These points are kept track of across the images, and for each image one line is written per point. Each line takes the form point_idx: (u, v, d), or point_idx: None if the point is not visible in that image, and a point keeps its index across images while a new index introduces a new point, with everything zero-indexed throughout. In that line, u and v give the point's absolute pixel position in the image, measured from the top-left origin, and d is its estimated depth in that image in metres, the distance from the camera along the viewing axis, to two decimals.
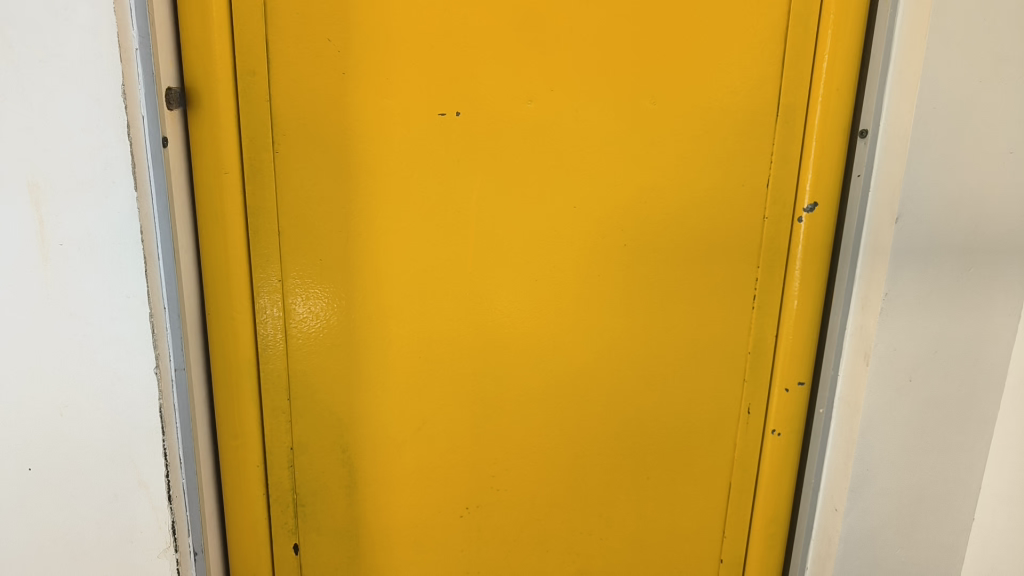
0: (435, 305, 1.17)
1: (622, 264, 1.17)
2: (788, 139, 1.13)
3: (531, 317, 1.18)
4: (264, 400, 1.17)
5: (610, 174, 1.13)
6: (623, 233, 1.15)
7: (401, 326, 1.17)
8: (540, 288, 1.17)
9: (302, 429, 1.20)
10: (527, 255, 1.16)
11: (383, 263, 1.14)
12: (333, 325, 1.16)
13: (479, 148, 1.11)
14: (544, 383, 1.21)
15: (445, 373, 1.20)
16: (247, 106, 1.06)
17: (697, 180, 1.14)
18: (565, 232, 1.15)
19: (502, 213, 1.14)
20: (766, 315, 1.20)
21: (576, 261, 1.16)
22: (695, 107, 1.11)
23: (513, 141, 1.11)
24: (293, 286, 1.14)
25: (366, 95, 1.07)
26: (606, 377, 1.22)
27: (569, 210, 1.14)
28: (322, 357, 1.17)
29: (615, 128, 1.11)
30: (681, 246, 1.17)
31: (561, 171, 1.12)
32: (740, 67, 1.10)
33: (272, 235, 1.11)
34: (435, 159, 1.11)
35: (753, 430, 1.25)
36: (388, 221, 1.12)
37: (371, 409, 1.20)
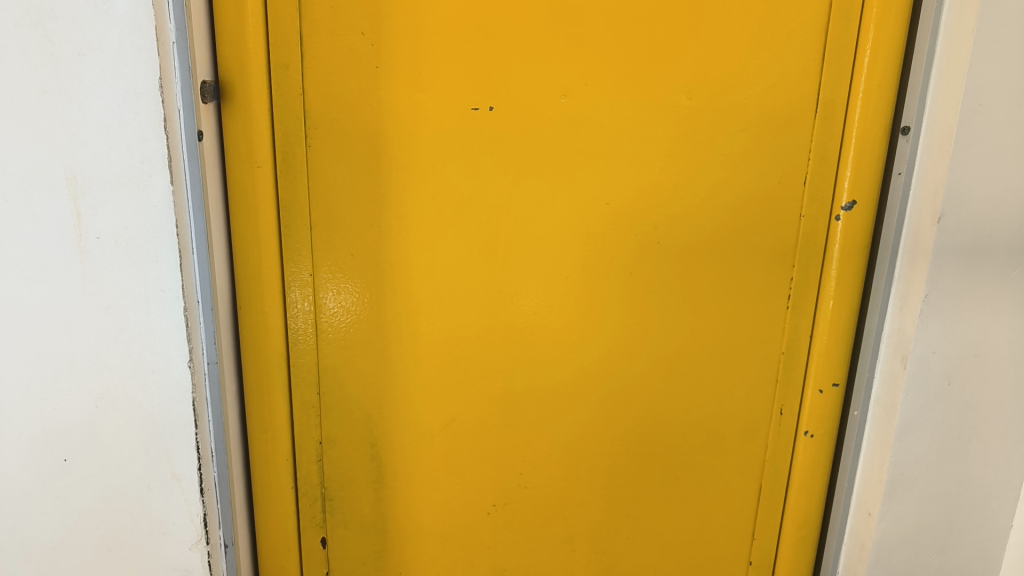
0: (465, 302, 1.16)
1: (654, 262, 1.15)
2: (826, 136, 1.10)
3: (561, 314, 1.18)
4: (293, 394, 1.18)
5: (643, 169, 1.11)
6: (656, 231, 1.14)
7: (431, 322, 1.17)
8: (570, 285, 1.16)
9: (331, 424, 1.20)
10: (558, 251, 1.15)
11: (414, 258, 1.14)
12: (364, 320, 1.16)
13: (511, 143, 1.10)
14: (573, 381, 1.21)
15: (474, 370, 1.19)
16: (281, 99, 1.06)
17: (732, 177, 1.12)
18: (597, 229, 1.14)
19: (534, 210, 1.13)
20: (801, 315, 1.18)
21: (607, 258, 1.15)
22: (732, 102, 1.09)
23: (547, 136, 1.10)
24: (324, 281, 1.14)
25: (398, 89, 1.07)
26: (637, 376, 1.21)
27: (601, 206, 1.13)
28: (352, 352, 1.17)
29: (649, 124, 1.09)
30: (714, 244, 1.15)
31: (594, 167, 1.11)
32: (778, 62, 1.08)
33: (304, 230, 1.11)
34: (467, 153, 1.10)
35: (785, 432, 1.23)
36: (419, 215, 1.12)
37: (401, 405, 1.20)
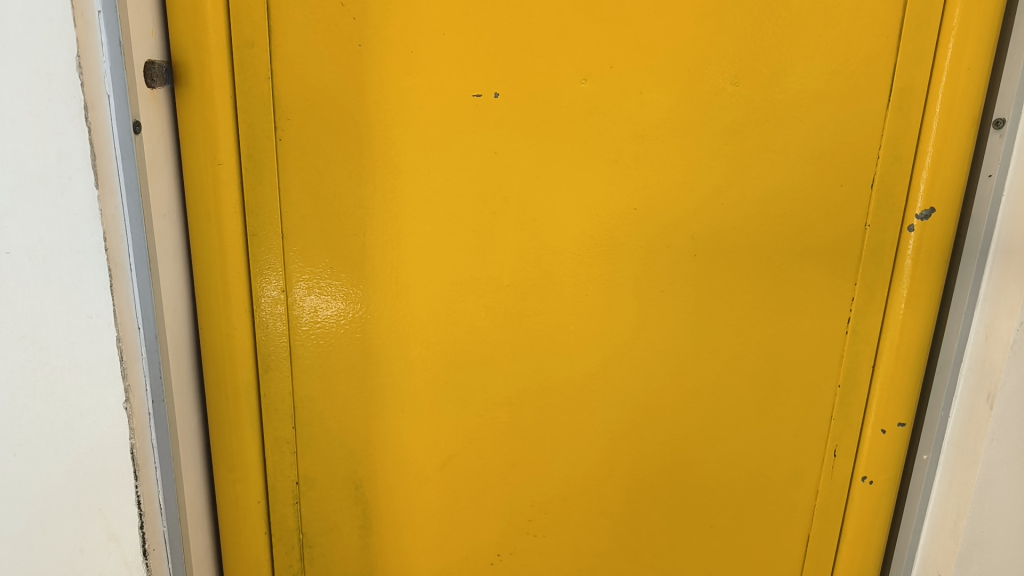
0: (465, 324, 0.99)
1: (689, 278, 0.98)
2: (901, 129, 0.91)
3: (578, 338, 1.00)
4: (265, 428, 1.01)
5: (678, 169, 0.93)
6: (693, 241, 0.96)
7: (425, 347, 1.00)
8: (590, 305, 0.98)
9: (310, 462, 1.04)
10: (576, 264, 0.97)
11: (404, 271, 0.97)
12: (346, 343, 0.99)
13: (520, 137, 0.92)
14: (592, 416, 1.03)
15: (477, 402, 1.02)
16: (245, 83, 0.88)
17: (785, 178, 0.94)
18: (623, 239, 0.95)
19: (547, 216, 0.95)
20: (862, 342, 1.00)
21: (634, 273, 0.97)
22: (787, 88, 0.90)
23: (563, 128, 0.92)
24: (299, 297, 0.97)
25: (385, 71, 0.89)
26: (666, 411, 1.03)
27: (628, 211, 0.94)
28: (334, 380, 1.01)
29: (686, 114, 0.91)
30: (761, 257, 0.97)
31: (619, 166, 0.93)
32: (844, 40, 0.89)
33: (275, 239, 0.94)
34: (468, 150, 0.92)
35: (839, 477, 1.05)
36: (409, 222, 0.95)
37: (390, 441, 1.03)
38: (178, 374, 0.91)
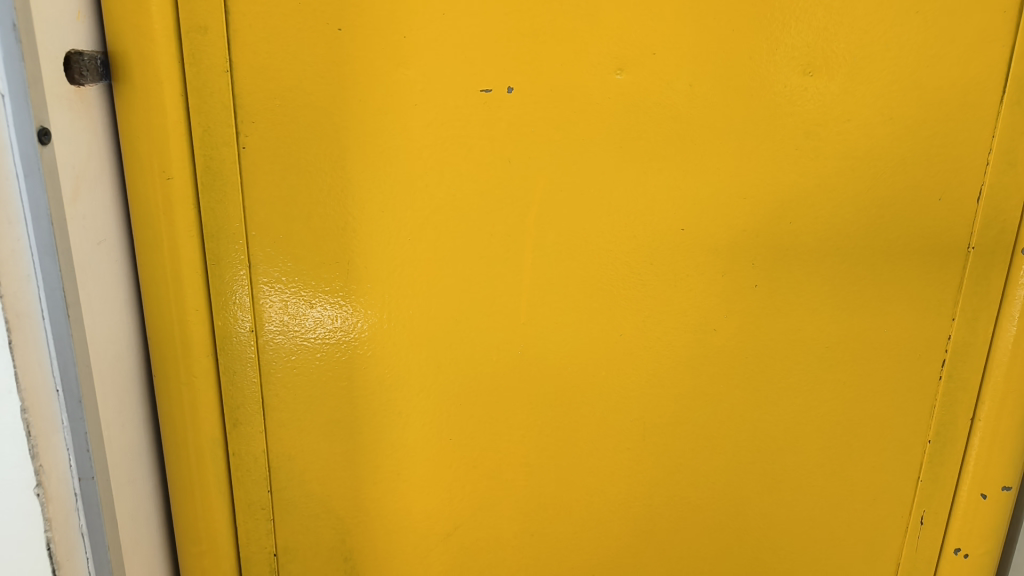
0: (474, 370, 0.81)
1: (747, 314, 0.80)
2: (1017, 129, 0.73)
3: (611, 387, 0.82)
4: (235, 493, 0.84)
5: (735, 181, 0.75)
6: (753, 269, 0.78)
7: (424, 397, 0.82)
8: (625, 347, 0.80)
9: (292, 530, 0.87)
10: (609, 298, 0.79)
11: (398, 309, 0.79)
12: (330, 394, 0.82)
13: (540, 142, 0.74)
14: (627, 477, 0.85)
15: (489, 462, 0.85)
16: (198, 79, 0.71)
17: (870, 191, 0.75)
18: (666, 266, 0.78)
19: (574, 241, 0.77)
20: (961, 390, 0.81)
21: (680, 309, 0.79)
22: (874, 79, 0.72)
23: (593, 131, 0.73)
24: (272, 340, 0.80)
25: (371, 61, 0.71)
26: (717, 471, 0.85)
27: (673, 233, 0.77)
28: (317, 437, 0.84)
29: (747, 112, 0.73)
30: (836, 288, 0.79)
31: (662, 177, 0.75)
32: (952, 15, 0.70)
33: (241, 269, 0.77)
34: (475, 159, 0.74)
35: (925, 547, 0.87)
36: (403, 248, 0.77)
37: (385, 508, 0.86)
38: (126, 432, 0.76)
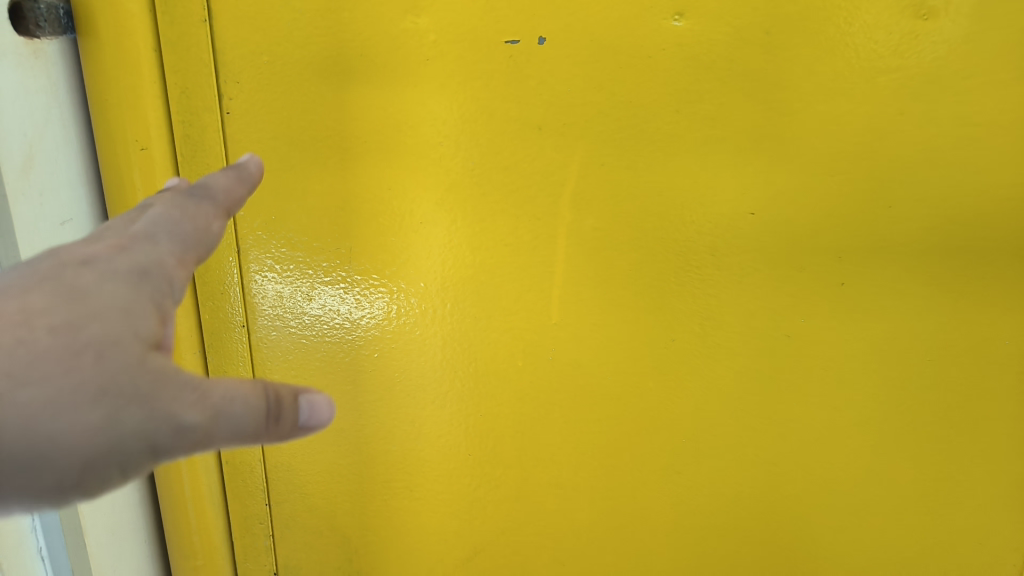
0: (496, 377, 0.69)
1: (829, 317, 0.65)
2: None
3: (660, 401, 0.69)
4: (230, 505, 0.75)
5: (821, 154, 0.60)
6: (839, 264, 0.63)
7: (439, 406, 0.70)
8: (678, 355, 0.67)
9: (293, 548, 0.77)
10: (661, 296, 0.65)
11: (406, 304, 0.67)
12: (330, 398, 0.71)
13: (577, 105, 0.60)
14: (676, 505, 0.72)
15: (514, 483, 0.72)
16: (173, 31, 0.60)
17: (997, 167, 0.59)
18: (731, 258, 0.64)
19: (616, 227, 0.63)
20: None
21: (746, 310, 0.65)
22: (1009, 22, 0.56)
23: (644, 91, 0.59)
24: (264, 335, 0.70)
25: (372, 7, 0.59)
26: (785, 504, 0.71)
27: (740, 218, 0.62)
28: (318, 445, 0.73)
29: (839, 66, 0.58)
30: (943, 288, 0.64)
31: (729, 149, 0.61)
32: None
33: (229, 253, 0.67)
34: (498, 126, 0.61)
35: None
36: (412, 234, 0.65)
37: (395, 529, 0.75)
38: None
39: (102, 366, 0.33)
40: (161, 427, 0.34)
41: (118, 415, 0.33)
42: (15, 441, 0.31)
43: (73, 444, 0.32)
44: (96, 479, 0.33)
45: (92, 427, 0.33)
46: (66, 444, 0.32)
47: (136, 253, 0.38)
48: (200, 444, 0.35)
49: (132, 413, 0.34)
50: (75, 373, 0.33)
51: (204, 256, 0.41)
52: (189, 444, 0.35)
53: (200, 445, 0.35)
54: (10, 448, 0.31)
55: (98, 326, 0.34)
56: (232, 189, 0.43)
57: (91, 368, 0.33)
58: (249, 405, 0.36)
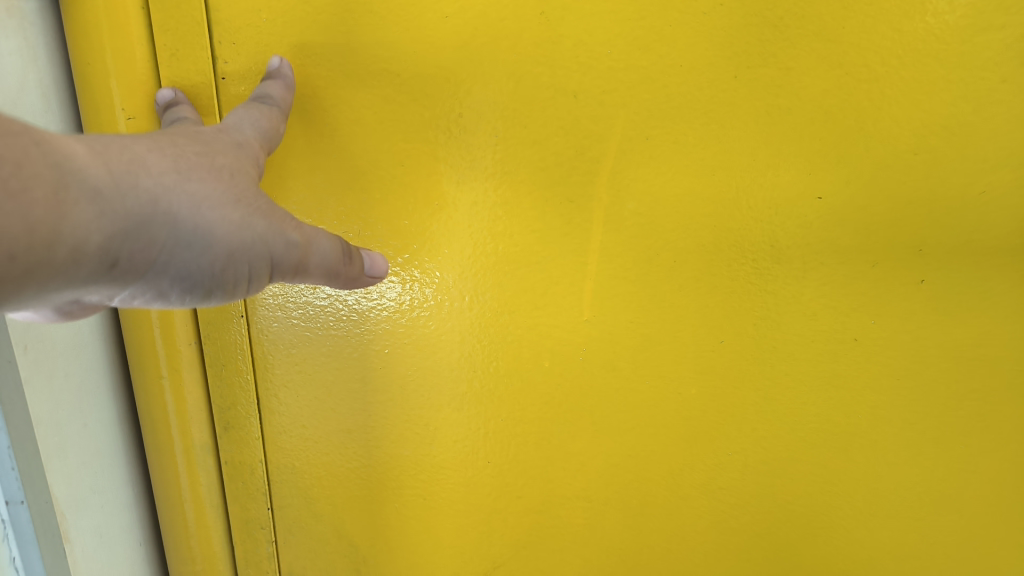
0: (521, 378, 0.62)
1: (905, 320, 0.56)
2: None
3: (705, 410, 0.61)
4: (230, 508, 0.68)
5: (904, 129, 0.52)
6: (919, 258, 0.55)
7: (456, 408, 0.63)
8: (727, 358, 0.59)
9: (297, 556, 0.70)
10: (710, 291, 0.57)
11: (422, 294, 0.60)
12: (338, 396, 0.64)
13: (619, 70, 0.52)
14: (720, 526, 0.64)
15: (538, 495, 0.65)
16: None
17: None
18: (793, 249, 0.55)
19: (660, 212, 0.55)
20: None
21: (809, 309, 0.57)
22: None
23: (698, 55, 0.52)
24: (266, 326, 0.62)
25: None
26: (845, 529, 0.63)
27: (805, 203, 0.54)
28: (324, 447, 0.66)
29: (930, 26, 0.50)
30: None
31: (795, 124, 0.52)
32: None
33: None
34: (527, 94, 0.53)
35: None
36: (429, 216, 0.57)
37: (407, 538, 0.69)
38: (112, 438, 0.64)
39: (236, 184, 0.43)
40: (278, 239, 0.44)
41: (252, 219, 0.42)
42: (183, 224, 0.38)
43: (220, 236, 0.40)
44: (227, 272, 0.41)
45: (235, 223, 0.41)
46: (219, 233, 0.40)
47: (232, 133, 0.47)
48: (302, 270, 0.46)
49: (259, 220, 0.43)
50: (222, 183, 0.42)
51: (272, 145, 0.51)
52: (296, 264, 0.45)
53: (301, 269, 0.46)
54: (182, 226, 0.38)
55: (228, 159, 0.44)
56: (288, 90, 0.52)
57: (230, 182, 0.42)
58: (332, 243, 0.49)
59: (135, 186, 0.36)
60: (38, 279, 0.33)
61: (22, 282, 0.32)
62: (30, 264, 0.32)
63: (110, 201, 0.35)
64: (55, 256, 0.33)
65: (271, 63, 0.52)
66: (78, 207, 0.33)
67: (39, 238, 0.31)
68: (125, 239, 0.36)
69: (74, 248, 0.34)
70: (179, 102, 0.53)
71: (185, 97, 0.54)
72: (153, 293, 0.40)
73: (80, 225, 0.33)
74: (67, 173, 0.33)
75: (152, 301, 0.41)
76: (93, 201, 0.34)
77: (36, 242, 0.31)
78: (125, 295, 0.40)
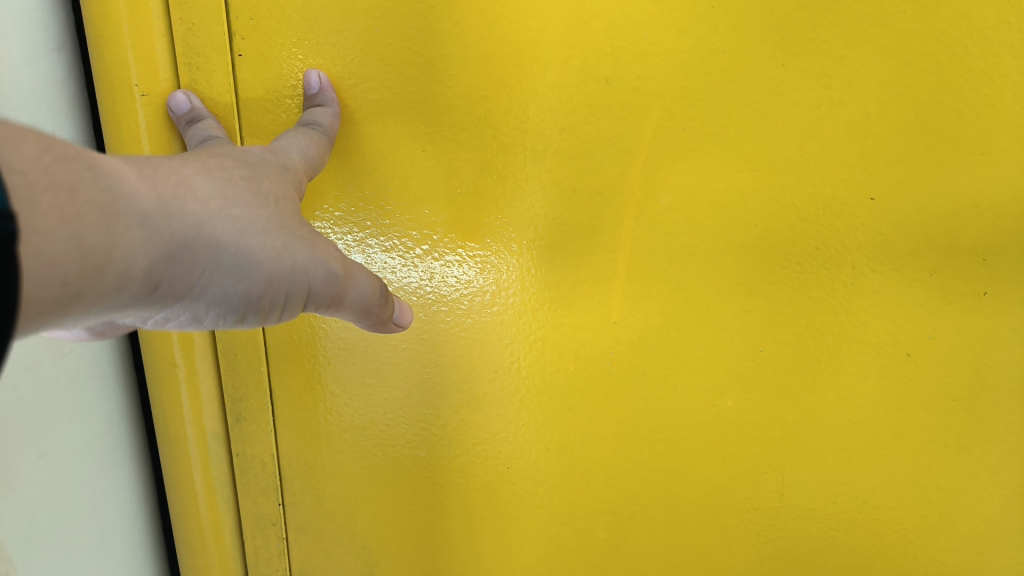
0: (544, 381, 0.58)
1: (963, 331, 0.52)
2: None
3: (740, 424, 0.57)
4: (240, 503, 0.65)
5: (968, 124, 0.48)
6: (979, 264, 0.50)
7: (476, 409, 0.60)
8: (765, 369, 0.55)
9: (308, 557, 0.67)
10: (749, 296, 0.53)
11: (443, 287, 0.56)
12: (355, 389, 0.61)
13: (655, 54, 0.49)
14: (753, 550, 0.60)
15: (559, 506, 0.61)
16: None
17: None
18: (842, 252, 0.51)
19: (697, 209, 0.51)
20: None
21: (857, 318, 0.52)
22: None
23: (742, 40, 0.48)
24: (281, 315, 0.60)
25: None
26: (890, 558, 0.58)
27: (857, 203, 0.50)
28: (337, 444, 0.63)
29: (1001, 13, 0.46)
30: None
31: (847, 116, 0.49)
32: None
33: None
34: (556, 78, 0.50)
35: None
36: (450, 206, 0.53)
37: (423, 544, 0.65)
38: (60, 452, 0.55)
39: (279, 211, 0.40)
40: (319, 266, 0.40)
41: (294, 246, 0.39)
42: (225, 249, 0.35)
43: (261, 261, 0.37)
44: (264, 301, 0.38)
45: (277, 250, 0.38)
46: (261, 259, 0.37)
47: (278, 155, 0.45)
48: (338, 303, 0.42)
49: (302, 247, 0.39)
50: (265, 209, 0.39)
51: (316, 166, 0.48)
52: (335, 295, 0.42)
53: (338, 301, 0.43)
54: (224, 254, 0.35)
55: (270, 186, 0.41)
56: (336, 116, 0.50)
57: (275, 208, 0.39)
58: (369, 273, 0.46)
59: (181, 207, 0.33)
60: (83, 307, 0.29)
61: (69, 309, 0.29)
62: (80, 291, 0.29)
63: (157, 223, 0.32)
64: (103, 282, 0.29)
65: (311, 80, 0.50)
66: (125, 228, 0.30)
67: (91, 265, 0.28)
68: (167, 267, 0.33)
69: (120, 273, 0.30)
70: (199, 114, 0.51)
71: (201, 104, 0.51)
72: (187, 315, 0.37)
73: (129, 250, 0.30)
74: (114, 199, 0.30)
75: (183, 324, 0.38)
76: (140, 224, 0.31)
77: (88, 268, 0.28)
78: (160, 317, 0.37)
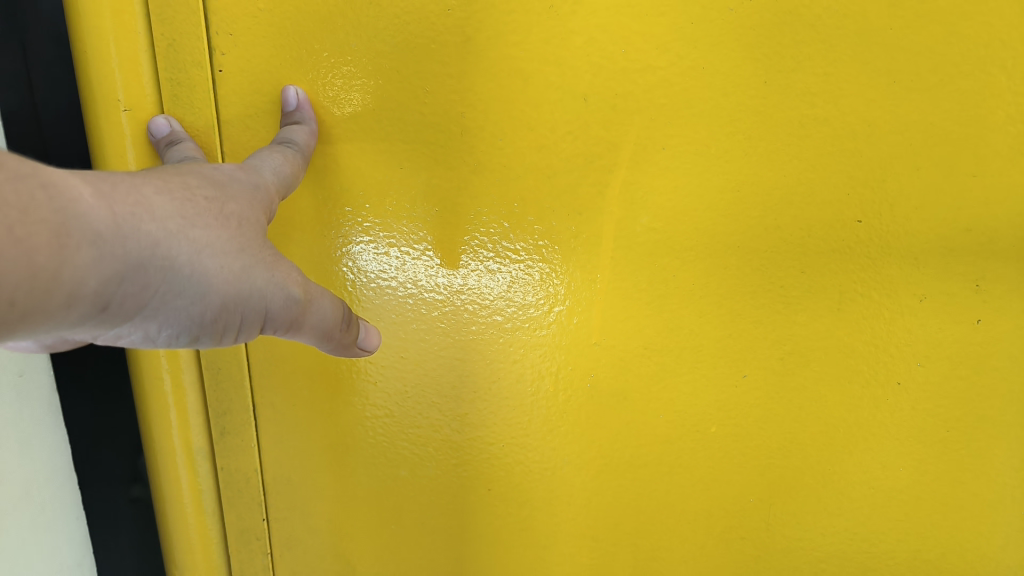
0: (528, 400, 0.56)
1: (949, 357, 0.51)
2: None
3: (724, 451, 0.55)
4: (226, 516, 0.62)
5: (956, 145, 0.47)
6: (966, 288, 0.49)
7: (462, 423, 0.58)
8: (750, 396, 0.53)
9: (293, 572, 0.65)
10: (733, 320, 0.52)
11: (427, 298, 0.55)
12: (340, 401, 0.59)
13: (635, 71, 0.47)
14: None
15: (543, 529, 0.60)
16: None
17: None
18: (827, 276, 0.50)
19: (679, 230, 0.50)
20: None
21: (844, 345, 0.51)
22: None
23: (725, 57, 0.47)
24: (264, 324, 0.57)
25: None
26: None
27: (844, 227, 0.49)
28: (320, 457, 0.61)
29: (990, 32, 0.45)
30: None
31: (833, 137, 0.47)
32: None
33: None
34: (536, 95, 0.49)
35: None
36: (431, 220, 0.52)
37: (408, 559, 0.63)
38: None
39: (241, 232, 0.39)
40: (276, 291, 0.39)
41: (252, 269, 0.38)
42: (180, 272, 0.34)
43: (217, 284, 0.36)
44: (217, 323, 0.37)
45: (234, 273, 0.37)
46: (216, 282, 0.36)
47: (251, 173, 0.44)
48: (296, 327, 0.42)
49: (261, 271, 0.38)
50: (226, 231, 0.37)
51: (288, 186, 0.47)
52: (292, 320, 0.41)
53: (295, 325, 0.42)
54: (179, 277, 0.34)
55: (236, 206, 0.40)
56: (312, 135, 0.50)
57: (237, 230, 0.38)
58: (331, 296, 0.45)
59: (137, 228, 0.32)
60: (28, 324, 0.29)
61: (13, 325, 0.28)
62: (26, 310, 0.28)
63: (111, 241, 0.31)
64: (49, 300, 0.29)
65: (289, 96, 0.50)
66: (77, 247, 0.30)
67: (39, 284, 0.28)
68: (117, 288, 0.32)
69: (68, 293, 0.30)
70: (177, 136, 0.50)
71: (180, 128, 0.51)
72: (140, 334, 0.36)
73: (78, 270, 0.30)
74: (67, 218, 0.29)
75: (134, 341, 0.37)
76: (92, 245, 0.30)
77: (33, 287, 0.28)
78: (111, 333, 0.36)
